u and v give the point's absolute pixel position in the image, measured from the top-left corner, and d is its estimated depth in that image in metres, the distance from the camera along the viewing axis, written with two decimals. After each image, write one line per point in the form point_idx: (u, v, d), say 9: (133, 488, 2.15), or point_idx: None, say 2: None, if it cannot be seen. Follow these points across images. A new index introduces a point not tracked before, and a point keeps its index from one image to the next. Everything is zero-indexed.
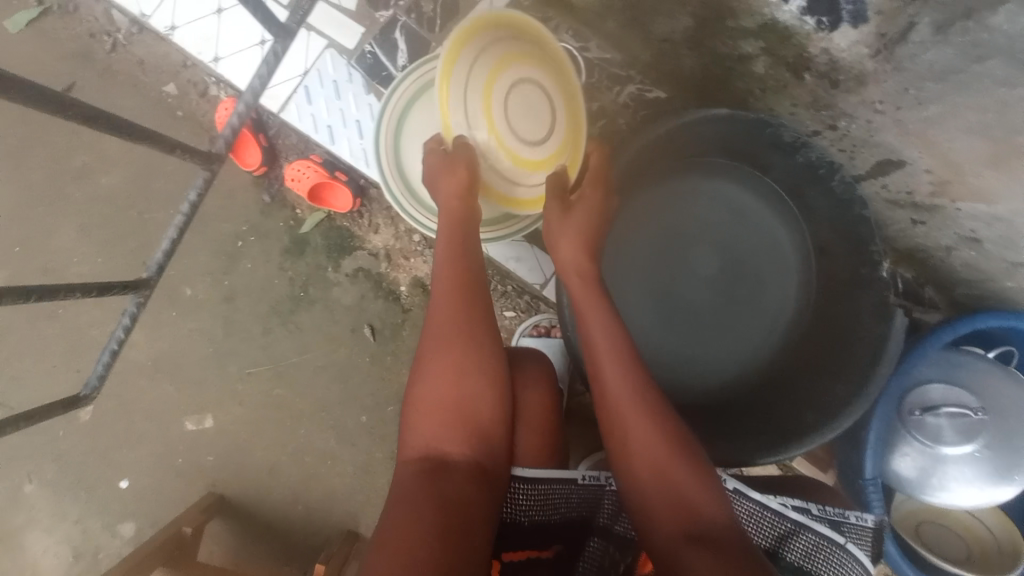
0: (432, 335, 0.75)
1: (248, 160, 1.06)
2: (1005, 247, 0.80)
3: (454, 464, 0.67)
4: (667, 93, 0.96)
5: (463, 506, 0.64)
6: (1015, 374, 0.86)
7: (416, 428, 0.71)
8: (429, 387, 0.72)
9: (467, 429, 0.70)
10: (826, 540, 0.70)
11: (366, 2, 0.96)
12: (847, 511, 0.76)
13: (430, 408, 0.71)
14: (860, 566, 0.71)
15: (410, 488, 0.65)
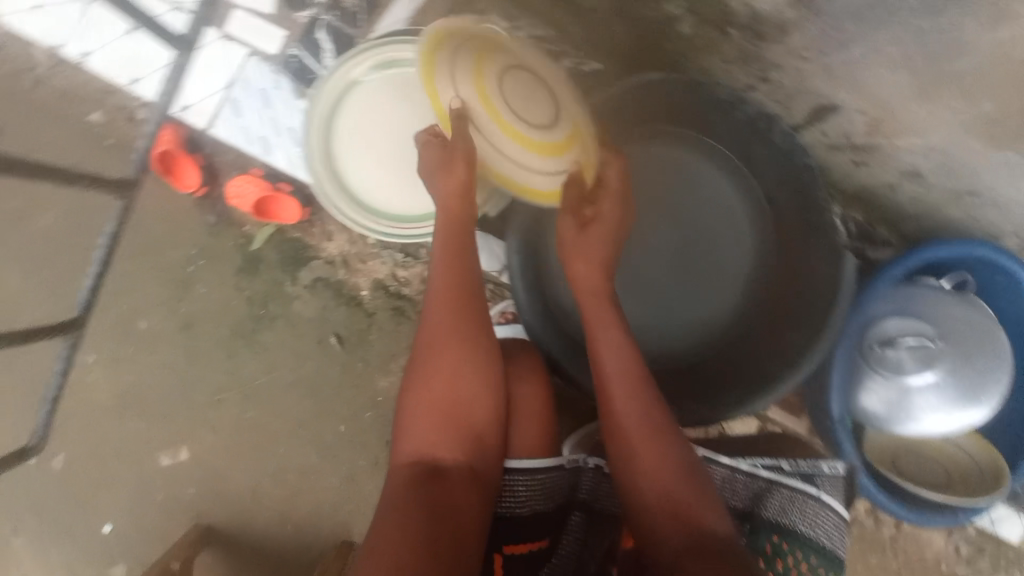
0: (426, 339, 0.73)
1: (186, 181, 1.01)
2: (945, 175, 0.81)
3: (449, 470, 0.67)
4: (603, 64, 0.95)
5: (457, 511, 0.64)
6: (968, 299, 0.88)
7: (410, 430, 0.70)
8: (423, 390, 0.71)
9: (464, 435, 0.71)
10: (799, 493, 0.84)
11: (284, 4, 0.95)
12: (820, 463, 0.87)
13: (425, 411, 0.70)
14: (832, 512, 0.84)
15: (403, 490, 0.65)
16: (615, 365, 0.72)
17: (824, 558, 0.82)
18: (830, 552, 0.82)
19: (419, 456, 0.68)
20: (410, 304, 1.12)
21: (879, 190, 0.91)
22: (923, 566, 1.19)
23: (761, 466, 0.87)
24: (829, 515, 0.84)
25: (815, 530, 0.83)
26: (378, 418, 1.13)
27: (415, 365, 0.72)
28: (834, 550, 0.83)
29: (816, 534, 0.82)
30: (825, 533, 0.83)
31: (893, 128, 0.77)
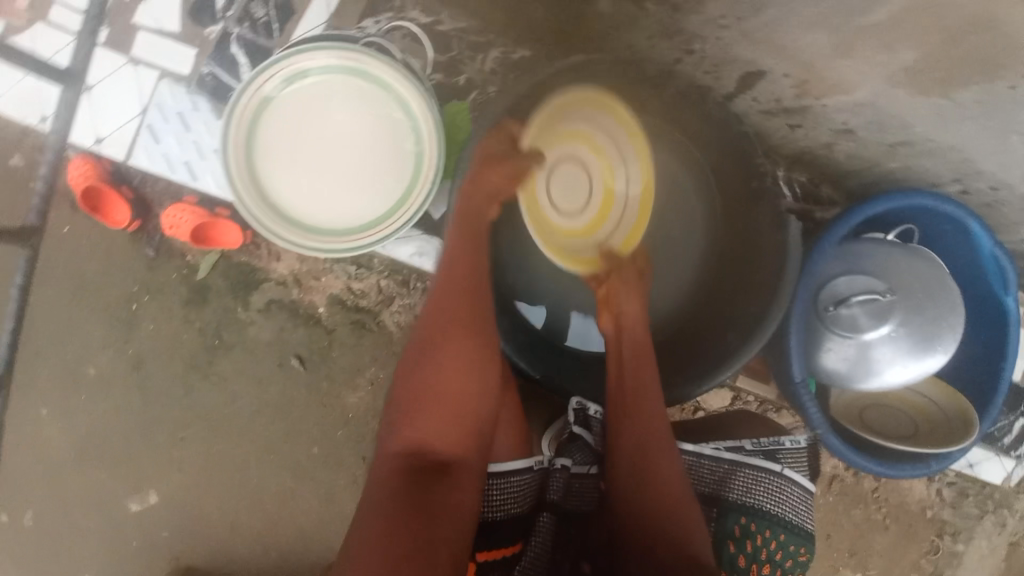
0: (433, 332, 0.73)
1: (117, 217, 0.97)
2: (875, 130, 0.83)
3: (450, 465, 0.68)
4: (531, 51, 0.93)
5: (455, 507, 0.64)
6: (914, 249, 0.89)
7: (411, 418, 0.69)
8: (428, 382, 0.71)
9: (466, 429, 0.71)
10: (762, 471, 0.80)
11: (191, 22, 0.93)
12: (782, 438, 0.85)
13: (428, 401, 0.70)
14: (798, 487, 0.81)
15: (401, 479, 0.65)
16: (654, 390, 0.77)
17: (791, 535, 0.79)
18: (797, 527, 0.80)
19: (419, 445, 0.68)
20: (369, 315, 1.10)
21: (819, 151, 0.92)
22: (906, 512, 1.21)
23: (723, 448, 0.82)
24: (794, 489, 0.81)
25: (781, 508, 0.79)
26: (351, 435, 1.11)
27: (421, 356, 0.72)
28: (802, 525, 0.80)
29: (783, 512, 0.79)
30: (791, 510, 0.80)
31: (820, 88, 0.78)
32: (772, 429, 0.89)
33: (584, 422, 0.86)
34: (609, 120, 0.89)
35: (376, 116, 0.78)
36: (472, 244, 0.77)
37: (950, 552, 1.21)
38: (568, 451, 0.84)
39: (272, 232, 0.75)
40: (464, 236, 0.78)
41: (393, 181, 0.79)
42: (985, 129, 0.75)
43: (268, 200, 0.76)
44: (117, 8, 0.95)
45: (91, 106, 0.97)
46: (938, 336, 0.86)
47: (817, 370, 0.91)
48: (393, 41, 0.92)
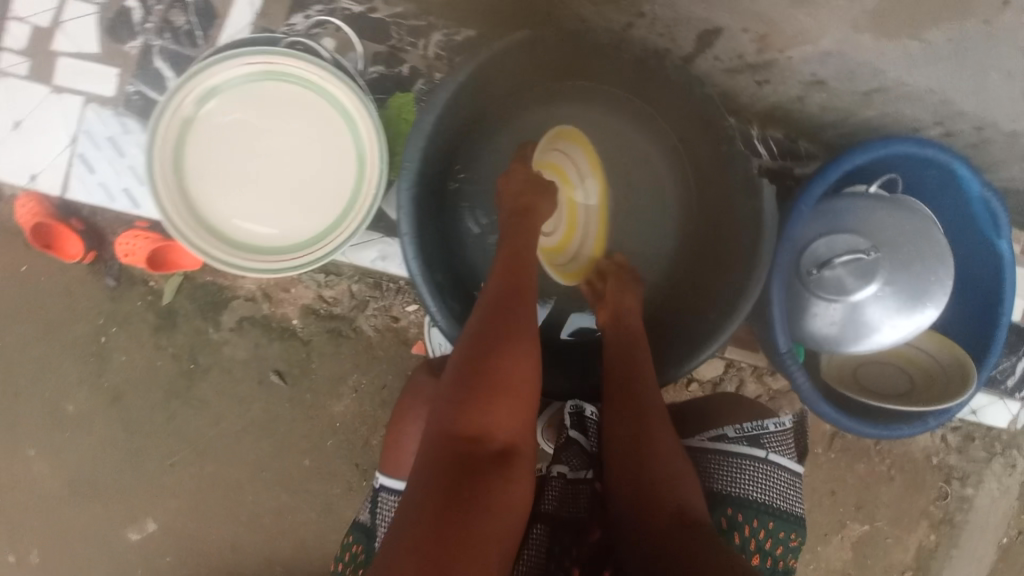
0: (500, 319, 0.66)
1: (71, 251, 0.94)
2: (846, 79, 0.79)
3: (511, 461, 0.58)
4: (476, 30, 0.88)
5: (512, 510, 0.55)
6: (897, 201, 0.85)
7: (477, 403, 0.59)
8: (499, 366, 0.61)
9: (527, 423, 0.62)
10: (745, 459, 0.75)
11: (109, 39, 0.88)
12: (767, 421, 0.78)
13: (496, 386, 0.60)
14: (785, 472, 0.76)
15: (454, 473, 0.55)
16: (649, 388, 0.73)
17: (781, 522, 0.74)
18: (787, 513, 0.75)
19: (477, 434, 0.58)
20: (345, 322, 1.07)
21: (791, 106, 0.87)
22: (911, 462, 1.19)
23: (703, 439, 0.78)
24: (780, 474, 0.76)
25: (768, 495, 0.74)
26: (341, 444, 1.09)
27: (491, 339, 0.63)
28: (792, 510, 0.75)
29: (770, 499, 0.74)
30: (779, 496, 0.75)
31: (783, 40, 0.75)
32: (751, 410, 0.81)
33: (578, 424, 0.79)
34: (580, 152, 0.92)
35: (310, 122, 0.77)
36: (520, 243, 0.75)
37: (959, 497, 1.19)
38: (561, 457, 0.75)
39: (200, 246, 0.74)
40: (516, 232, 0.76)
41: (333, 194, 0.78)
42: (958, 69, 0.72)
43: (197, 211, 0.76)
44: (34, 37, 0.89)
45: (22, 145, 0.91)
46: (933, 282, 0.82)
47: (805, 336, 0.87)
48: (323, 37, 0.87)
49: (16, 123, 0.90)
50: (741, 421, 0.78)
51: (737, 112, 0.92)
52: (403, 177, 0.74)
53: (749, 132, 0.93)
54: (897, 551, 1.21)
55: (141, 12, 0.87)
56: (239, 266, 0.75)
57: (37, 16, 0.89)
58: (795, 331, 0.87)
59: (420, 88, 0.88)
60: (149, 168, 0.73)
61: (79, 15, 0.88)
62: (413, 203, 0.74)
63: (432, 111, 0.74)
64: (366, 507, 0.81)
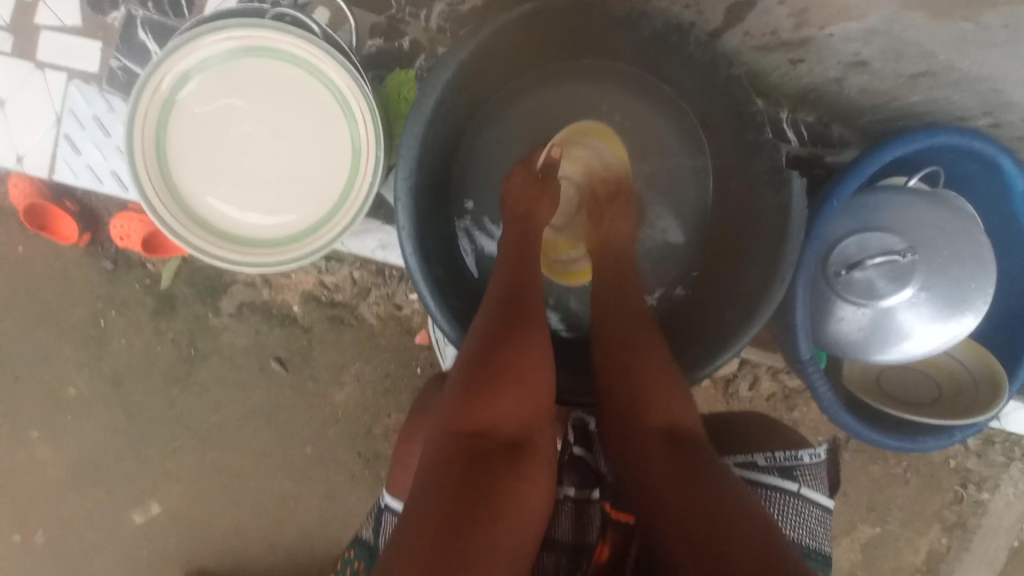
0: (507, 310, 0.63)
1: (66, 233, 0.91)
2: (893, 60, 0.72)
3: (522, 454, 0.54)
4: (481, 0, 0.81)
5: (524, 506, 0.51)
6: (937, 197, 0.78)
7: (483, 393, 0.55)
8: (506, 356, 0.58)
9: (539, 416, 0.58)
10: (777, 491, 0.73)
11: (91, 11, 0.84)
12: (800, 452, 0.77)
13: (504, 376, 0.57)
14: (815, 507, 0.74)
15: (460, 465, 0.51)
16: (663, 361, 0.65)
17: (809, 561, 0.72)
18: (815, 552, 0.73)
19: (485, 424, 0.54)
20: (346, 310, 1.02)
21: (826, 88, 0.80)
22: (928, 464, 1.14)
23: (731, 464, 0.76)
24: (811, 509, 0.74)
25: (797, 532, 0.72)
26: (343, 432, 1.06)
27: (497, 329, 0.61)
28: (820, 549, 0.74)
29: (799, 536, 0.72)
30: (808, 533, 0.73)
31: (822, 16, 0.68)
32: (786, 440, 0.79)
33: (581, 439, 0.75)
34: (602, 144, 0.86)
35: (299, 102, 0.73)
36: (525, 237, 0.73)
37: (974, 501, 1.15)
38: (566, 476, 0.74)
39: (181, 234, 0.72)
40: (524, 227, 0.73)
41: (323, 182, 0.75)
42: (1011, 54, 0.65)
43: (178, 194, 0.73)
44: (18, 11, 0.85)
45: (7, 124, 0.87)
46: (973, 274, 0.76)
47: (827, 340, 0.81)
48: (315, 7, 0.82)
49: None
50: (774, 450, 0.77)
51: (766, 94, 0.85)
52: (401, 166, 0.68)
53: (778, 115, 0.86)
54: (907, 554, 1.17)
55: None
56: (222, 256, 0.73)
57: None
58: (817, 335, 0.82)
59: (422, 64, 0.83)
60: (129, 142, 0.70)
61: None
62: (411, 193, 0.68)
63: (433, 90, 0.67)
64: (369, 524, 0.80)
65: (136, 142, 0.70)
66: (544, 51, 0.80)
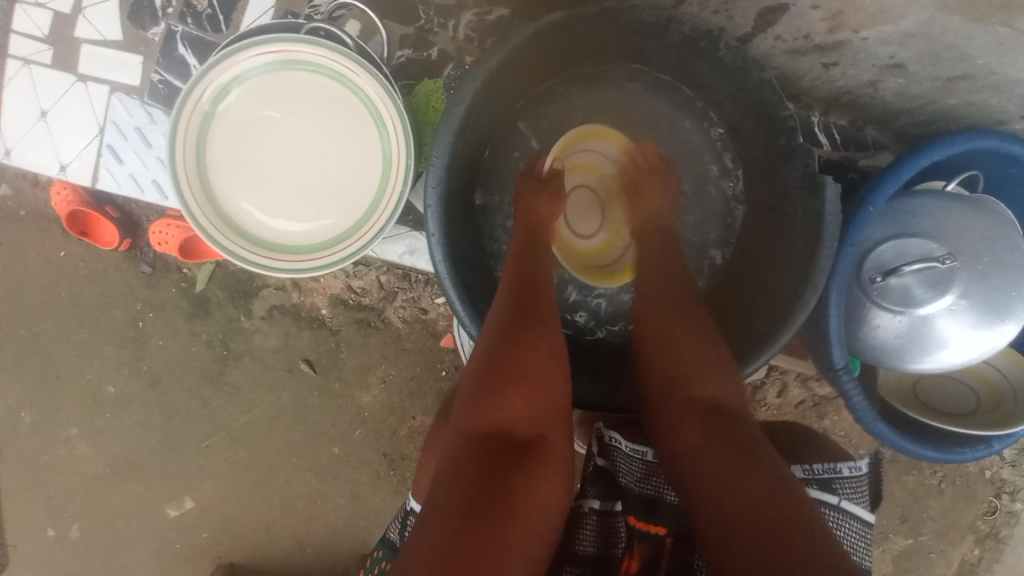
0: (520, 309, 0.63)
1: (107, 238, 0.95)
2: (931, 63, 0.70)
3: (536, 456, 0.54)
4: (508, 8, 0.82)
5: (539, 508, 0.51)
6: (976, 200, 0.76)
7: (493, 395, 0.56)
8: (516, 357, 0.58)
9: (553, 416, 0.57)
10: (817, 505, 0.71)
11: (133, 26, 0.87)
12: (839, 465, 0.75)
13: (514, 376, 0.57)
14: (857, 521, 0.72)
15: (472, 468, 0.51)
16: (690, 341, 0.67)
17: None
18: (857, 568, 0.71)
19: (499, 425, 0.55)
20: (373, 313, 1.04)
21: (861, 91, 0.78)
22: (962, 474, 1.11)
23: None
24: (853, 523, 0.72)
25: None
26: (369, 433, 1.08)
27: (508, 329, 0.61)
28: (862, 564, 0.72)
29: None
30: (849, 548, 0.71)
31: (858, 18, 0.67)
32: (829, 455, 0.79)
33: (603, 449, 0.74)
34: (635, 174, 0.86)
35: (331, 112, 0.74)
36: (536, 239, 0.73)
37: (1011, 512, 1.11)
38: (589, 488, 0.73)
39: (217, 239, 0.74)
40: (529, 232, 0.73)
41: (355, 191, 0.76)
42: None
43: (215, 202, 0.75)
44: (61, 25, 0.88)
45: (52, 136, 0.91)
46: (1014, 280, 0.74)
47: (861, 348, 0.79)
48: (347, 19, 0.83)
49: (43, 113, 0.90)
50: (813, 462, 0.76)
51: (798, 98, 0.84)
52: (431, 174, 0.68)
53: (809, 119, 0.85)
54: (940, 565, 1.14)
55: None
56: (256, 262, 0.75)
57: (60, 1, 0.87)
58: (850, 342, 0.80)
59: (450, 73, 0.84)
60: (170, 149, 0.72)
61: (102, 2, 0.87)
62: (441, 201, 0.69)
63: (462, 101, 0.68)
64: (396, 524, 0.80)
65: (177, 151, 0.72)
66: (571, 58, 0.80)
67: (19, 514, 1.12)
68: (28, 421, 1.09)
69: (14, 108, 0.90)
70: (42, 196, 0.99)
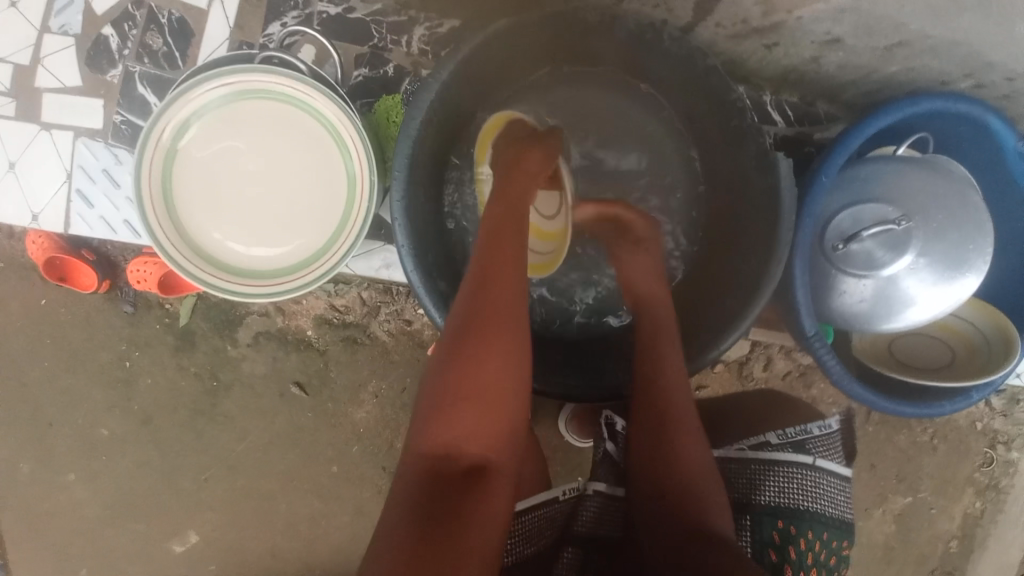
0: (479, 319, 0.59)
1: (85, 281, 0.95)
2: (866, 35, 0.73)
3: (483, 477, 0.56)
4: (459, 19, 0.86)
5: (487, 524, 0.54)
6: (926, 162, 0.79)
7: (443, 419, 0.57)
8: (464, 377, 0.57)
9: (506, 435, 0.58)
10: (794, 467, 0.75)
11: (91, 71, 0.88)
12: (808, 426, 0.79)
13: (464, 399, 0.57)
14: (833, 477, 0.76)
15: (422, 492, 0.55)
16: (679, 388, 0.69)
17: (833, 529, 0.75)
18: (837, 520, 0.76)
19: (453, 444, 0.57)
20: (359, 329, 1.05)
21: (806, 68, 0.82)
22: (954, 429, 1.13)
23: (745, 448, 0.79)
24: (829, 480, 0.76)
25: (819, 503, 0.75)
26: (366, 449, 1.08)
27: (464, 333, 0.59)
28: (842, 517, 0.76)
29: (822, 508, 0.75)
30: (829, 503, 0.75)
31: (789, 0, 0.69)
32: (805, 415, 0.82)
33: (612, 434, 0.78)
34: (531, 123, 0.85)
35: (291, 136, 0.76)
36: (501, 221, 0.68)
37: (1004, 461, 1.14)
38: (598, 472, 0.77)
39: (191, 271, 0.75)
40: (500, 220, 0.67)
41: (322, 212, 0.77)
42: (982, 19, 0.66)
43: (184, 232, 0.76)
44: (17, 76, 0.89)
45: (21, 186, 0.91)
46: (970, 236, 0.76)
47: (833, 315, 0.81)
48: (301, 45, 0.86)
49: (11, 165, 0.91)
50: (785, 427, 0.80)
51: (748, 79, 0.88)
52: (394, 188, 0.70)
53: (761, 99, 0.89)
54: (942, 521, 1.16)
55: (118, 39, 0.88)
56: (229, 289, 0.76)
57: (17, 53, 0.88)
58: (821, 309, 0.82)
59: (407, 87, 0.87)
60: (137, 183, 0.73)
61: (57, 50, 0.88)
62: (406, 213, 0.70)
63: (417, 115, 0.70)
64: None
65: (144, 185, 0.74)
66: (525, 62, 0.82)
67: (25, 565, 1.12)
68: (23, 472, 1.09)
69: None
70: (18, 246, 1.00)
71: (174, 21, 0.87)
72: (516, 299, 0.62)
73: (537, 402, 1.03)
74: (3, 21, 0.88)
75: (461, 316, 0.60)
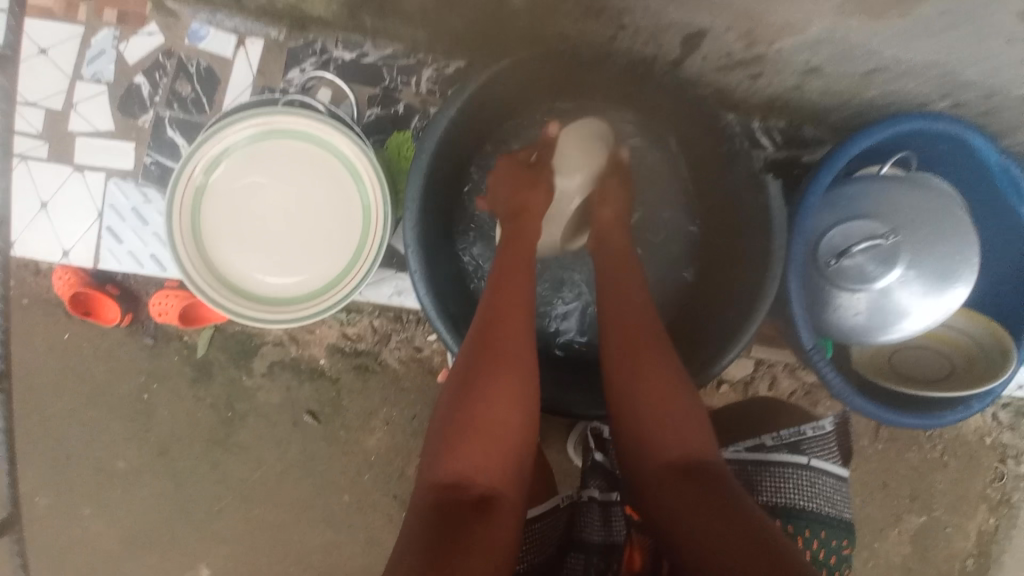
0: (488, 354, 0.64)
1: (110, 315, 0.97)
2: (842, 63, 0.78)
3: (492, 506, 0.57)
4: (464, 61, 0.94)
5: (493, 552, 0.53)
6: (911, 180, 0.83)
7: (455, 448, 0.59)
8: (474, 411, 0.61)
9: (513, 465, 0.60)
10: (789, 467, 0.77)
11: (123, 116, 0.95)
12: (803, 426, 0.80)
13: (476, 428, 0.60)
14: (828, 477, 0.78)
15: (434, 519, 0.55)
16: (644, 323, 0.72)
17: (832, 530, 0.76)
18: (835, 519, 0.76)
19: (463, 476, 0.58)
20: (370, 356, 1.08)
21: (789, 95, 0.88)
22: (963, 444, 1.13)
23: (742, 450, 0.81)
24: (825, 479, 0.78)
25: (815, 502, 0.76)
26: (378, 476, 1.09)
27: (475, 366, 0.63)
28: (840, 516, 0.77)
29: (818, 507, 0.76)
30: (826, 502, 0.77)
31: (768, 34, 0.75)
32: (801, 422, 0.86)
33: (600, 444, 0.83)
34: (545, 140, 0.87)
35: (310, 172, 0.81)
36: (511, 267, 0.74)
37: (1016, 475, 1.13)
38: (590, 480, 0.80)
39: (222, 303, 0.79)
40: (504, 271, 0.73)
41: (342, 240, 0.82)
42: (950, 46, 0.71)
43: (210, 261, 0.80)
44: (50, 120, 0.96)
45: (52, 224, 0.97)
46: (955, 249, 0.80)
47: (830, 328, 0.84)
48: (319, 89, 0.93)
49: (43, 204, 0.97)
50: (780, 429, 0.81)
51: (736, 108, 0.94)
52: (408, 217, 0.74)
53: (751, 126, 0.96)
54: (959, 539, 1.14)
55: (150, 87, 0.95)
56: (251, 316, 0.80)
57: (52, 99, 0.95)
58: (819, 323, 0.85)
59: (417, 124, 0.93)
60: (169, 217, 0.77)
61: (90, 98, 0.95)
62: (419, 240, 0.75)
63: (428, 148, 0.75)
64: None
65: (173, 221, 0.78)
66: (528, 98, 0.88)
67: None
68: (39, 506, 1.10)
69: (15, 202, 0.97)
70: (43, 282, 1.04)
71: (201, 70, 0.94)
72: (523, 341, 0.67)
73: (546, 424, 1.05)
74: (39, 70, 0.95)
75: (469, 353, 0.65)
